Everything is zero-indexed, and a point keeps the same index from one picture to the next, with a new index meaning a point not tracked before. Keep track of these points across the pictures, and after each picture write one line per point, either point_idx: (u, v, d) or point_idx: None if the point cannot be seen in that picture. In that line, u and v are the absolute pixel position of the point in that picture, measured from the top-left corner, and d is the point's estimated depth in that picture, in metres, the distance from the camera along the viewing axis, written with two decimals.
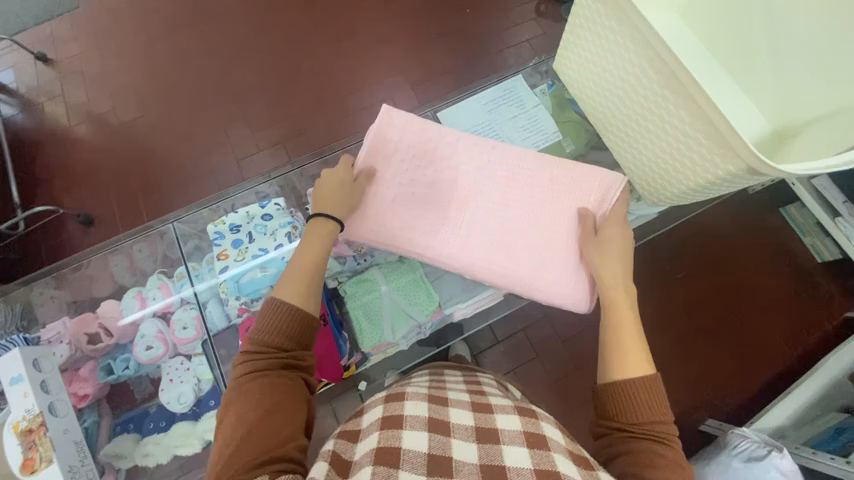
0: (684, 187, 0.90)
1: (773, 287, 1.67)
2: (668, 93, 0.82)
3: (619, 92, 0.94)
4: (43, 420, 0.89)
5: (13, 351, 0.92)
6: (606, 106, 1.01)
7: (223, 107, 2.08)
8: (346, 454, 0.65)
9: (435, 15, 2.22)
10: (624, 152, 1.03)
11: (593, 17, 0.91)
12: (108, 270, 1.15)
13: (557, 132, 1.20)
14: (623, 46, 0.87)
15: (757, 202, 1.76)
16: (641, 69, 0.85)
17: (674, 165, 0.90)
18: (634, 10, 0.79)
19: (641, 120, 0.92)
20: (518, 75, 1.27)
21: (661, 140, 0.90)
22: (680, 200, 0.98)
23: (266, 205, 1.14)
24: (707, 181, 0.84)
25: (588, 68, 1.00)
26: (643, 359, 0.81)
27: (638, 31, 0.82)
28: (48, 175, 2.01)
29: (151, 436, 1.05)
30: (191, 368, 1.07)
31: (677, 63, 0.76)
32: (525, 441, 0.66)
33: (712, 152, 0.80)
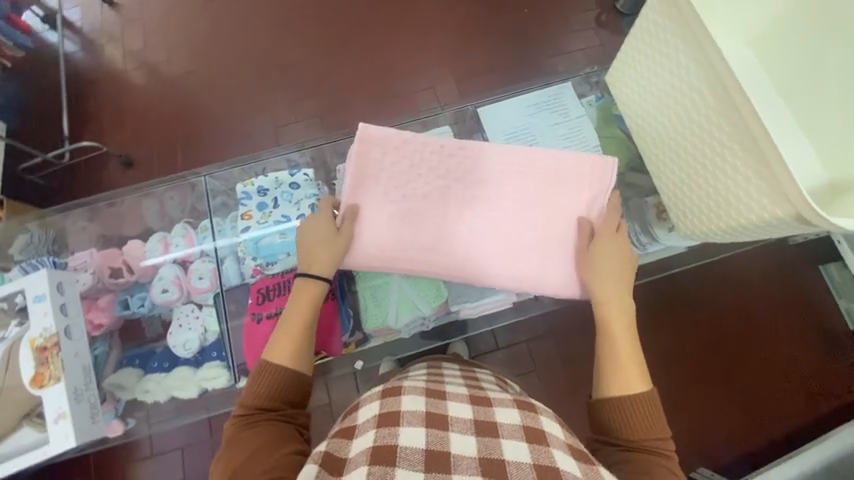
0: (722, 225, 0.86)
1: (795, 346, 1.59)
2: (723, 124, 0.78)
3: (670, 116, 0.90)
4: (57, 341, 0.93)
5: (41, 271, 0.96)
6: (651, 129, 0.97)
7: (269, 72, 2.12)
8: (341, 453, 0.67)
9: (492, 10, 2.18)
10: (662, 179, 0.99)
11: (657, 34, 0.88)
12: (138, 211, 1.19)
13: (598, 147, 1.15)
14: (685, 68, 0.83)
15: (795, 254, 1.66)
16: (700, 95, 0.81)
17: (714, 200, 0.86)
18: (705, 32, 0.76)
19: (689, 148, 0.88)
20: (568, 82, 1.23)
21: (706, 173, 0.86)
22: (714, 239, 0.94)
23: (295, 174, 1.15)
24: (748, 222, 0.80)
25: (641, 87, 0.97)
26: (638, 373, 0.84)
27: (705, 55, 0.78)
28: (98, 113, 2.10)
29: (153, 375, 1.09)
30: (200, 318, 1.10)
31: (741, 94, 0.72)
32: (524, 436, 0.68)
33: (760, 193, 0.76)
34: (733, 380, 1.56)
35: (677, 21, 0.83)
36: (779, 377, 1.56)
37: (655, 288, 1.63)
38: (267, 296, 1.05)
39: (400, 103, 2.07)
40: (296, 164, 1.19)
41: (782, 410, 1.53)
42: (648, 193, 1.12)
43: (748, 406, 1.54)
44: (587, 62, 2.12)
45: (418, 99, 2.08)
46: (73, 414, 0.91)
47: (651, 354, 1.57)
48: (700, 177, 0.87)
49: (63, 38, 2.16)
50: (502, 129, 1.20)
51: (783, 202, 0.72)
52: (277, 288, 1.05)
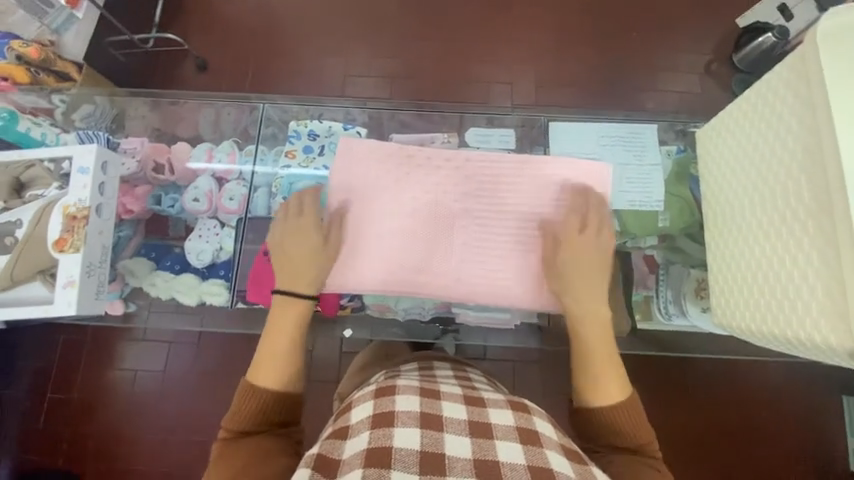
0: (766, 327, 0.79)
1: (784, 466, 1.49)
2: (810, 227, 0.71)
3: (753, 196, 0.82)
4: (87, 215, 0.98)
5: (92, 146, 1.00)
6: (725, 205, 0.89)
7: (356, 19, 2.09)
8: (334, 454, 0.66)
9: (599, 22, 2.05)
10: (718, 259, 0.91)
11: (774, 106, 0.79)
12: (195, 117, 1.21)
13: (660, 202, 1.05)
14: (790, 152, 0.75)
15: (824, 375, 1.54)
16: (795, 186, 0.73)
17: (767, 301, 0.79)
18: (830, 123, 0.67)
19: (760, 238, 0.80)
20: (654, 124, 1.15)
21: (767, 268, 0.78)
22: (750, 339, 0.87)
23: (348, 129, 1.15)
24: (795, 334, 0.73)
25: (732, 156, 0.88)
26: (617, 379, 0.80)
27: (820, 148, 0.70)
28: (188, 11, 2.15)
29: (162, 272, 1.14)
30: (219, 235, 1.13)
31: (843, 202, 0.64)
32: (518, 436, 0.68)
33: (820, 310, 0.69)
34: (704, 475, 1.49)
35: (803, 101, 0.74)
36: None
37: (662, 357, 1.55)
38: None
39: (472, 89, 2.01)
40: (353, 120, 1.18)
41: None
42: (696, 264, 1.05)
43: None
44: (677, 107, 1.98)
45: (491, 91, 2.01)
46: (81, 286, 0.96)
47: None
48: (760, 272, 0.80)
49: None
50: (567, 150, 1.12)
51: (844, 331, 0.65)
52: None
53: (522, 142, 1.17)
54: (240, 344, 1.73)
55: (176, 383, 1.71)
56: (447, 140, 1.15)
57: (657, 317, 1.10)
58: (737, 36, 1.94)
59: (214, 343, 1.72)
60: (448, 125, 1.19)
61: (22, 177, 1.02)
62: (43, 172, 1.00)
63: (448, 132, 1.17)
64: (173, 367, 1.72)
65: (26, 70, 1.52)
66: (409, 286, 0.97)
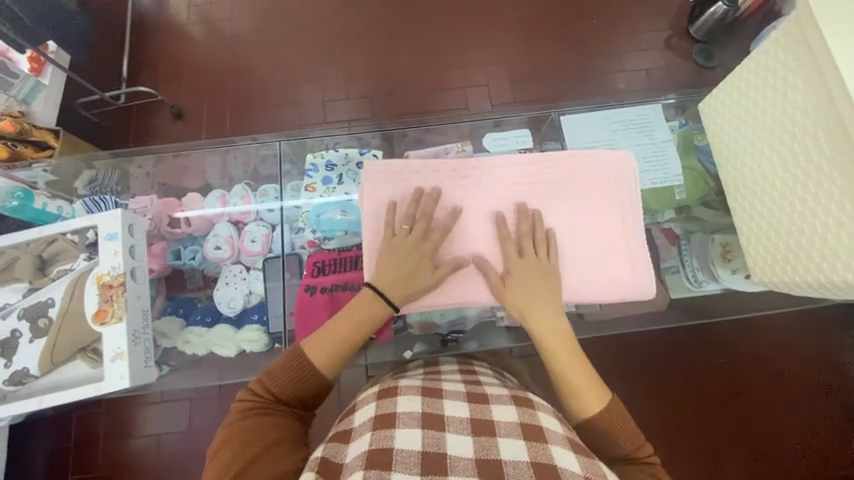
0: (809, 278, 0.83)
1: (813, 409, 1.53)
2: (837, 176, 0.75)
3: (772, 158, 0.86)
4: (123, 281, 0.95)
5: (116, 210, 0.97)
6: (744, 170, 0.93)
7: (328, 46, 2.11)
8: (337, 457, 0.69)
9: (562, 15, 2.13)
10: (745, 222, 0.95)
11: (775, 71, 0.84)
12: (202, 165, 1.20)
13: (678, 177, 1.09)
14: (803, 111, 0.79)
15: (832, 315, 1.60)
16: (815, 142, 0.78)
17: (803, 253, 0.83)
18: (838, 78, 0.72)
19: (784, 195, 0.84)
20: (659, 104, 1.19)
21: (800, 222, 0.82)
22: (792, 289, 0.91)
23: (365, 154, 1.16)
24: (842, 280, 0.77)
25: (741, 122, 0.92)
26: (595, 386, 0.80)
27: (833, 104, 0.74)
28: (156, 62, 2.13)
29: (195, 327, 1.11)
30: (247, 279, 1.12)
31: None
32: (521, 434, 0.69)
33: None
34: (740, 435, 1.52)
35: (804, 62, 0.78)
36: (790, 437, 1.51)
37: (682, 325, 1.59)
38: (323, 270, 1.05)
39: (451, 96, 2.05)
40: (367, 144, 1.19)
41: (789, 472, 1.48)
42: (715, 227, 1.09)
43: (750, 460, 1.50)
44: (647, 84, 2.07)
45: (470, 95, 2.05)
46: (130, 356, 0.93)
47: (664, 391, 1.54)
48: (790, 226, 0.84)
49: None
50: (579, 140, 1.16)
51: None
52: (333, 264, 1.05)
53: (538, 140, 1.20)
54: None
55: (204, 440, 1.65)
56: (460, 149, 1.17)
57: (686, 286, 1.12)
58: (692, 9, 2.04)
59: (236, 393, 1.67)
60: (456, 135, 1.20)
61: (45, 253, 1.00)
62: (67, 245, 0.98)
63: (460, 141, 1.18)
64: (199, 423, 1.66)
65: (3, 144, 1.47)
66: (455, 297, 0.94)
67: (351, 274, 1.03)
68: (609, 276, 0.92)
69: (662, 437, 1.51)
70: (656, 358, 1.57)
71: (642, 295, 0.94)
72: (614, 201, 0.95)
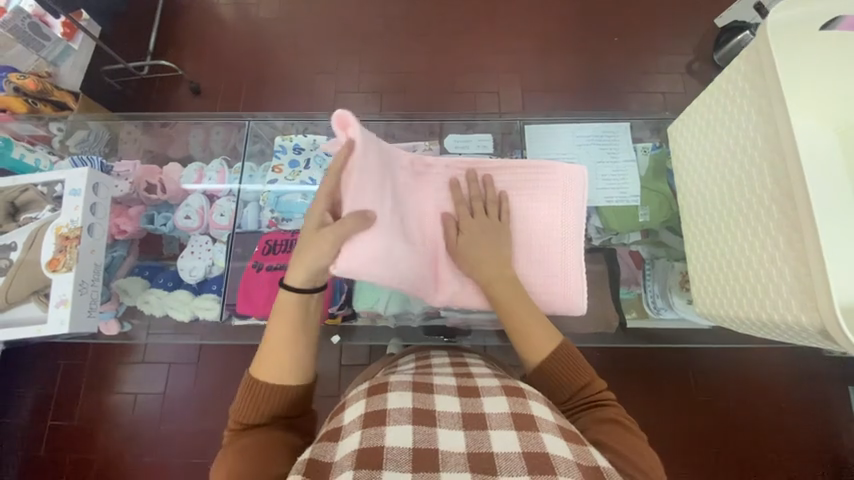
0: (749, 314, 0.79)
1: (794, 460, 1.47)
2: (775, 211, 0.73)
3: (725, 186, 0.84)
4: (78, 235, 1.01)
5: (82, 168, 1.04)
6: (699, 197, 0.92)
7: (348, 37, 2.15)
8: (325, 457, 0.67)
9: (583, 29, 2.10)
10: (694, 252, 0.95)
11: (733, 96, 0.82)
12: (185, 137, 1.26)
13: (637, 197, 1.08)
14: (752, 138, 0.78)
15: (825, 365, 1.53)
16: (758, 171, 0.76)
17: (742, 287, 0.81)
18: (785, 112, 0.70)
19: (731, 224, 0.82)
20: (628, 123, 1.18)
21: (742, 253, 0.80)
22: (733, 326, 0.88)
23: (332, 142, 1.20)
24: (770, 318, 0.75)
25: (702, 147, 0.91)
26: (545, 332, 0.82)
27: (777, 134, 0.72)
28: (183, 37, 2.21)
29: (156, 289, 1.16)
30: (211, 251, 1.16)
31: (801, 186, 0.67)
32: (512, 424, 0.69)
33: (790, 292, 0.70)
34: (710, 472, 1.47)
35: (758, 91, 0.76)
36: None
37: (663, 353, 1.56)
38: (274, 249, 1.10)
39: (463, 98, 2.05)
40: (337, 132, 1.23)
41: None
42: (673, 256, 1.09)
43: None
44: (663, 107, 2.02)
45: (481, 100, 2.05)
46: (73, 303, 0.98)
47: (635, 416, 1.51)
48: (734, 256, 0.82)
49: None
50: (542, 152, 1.15)
51: (812, 308, 0.67)
52: (285, 244, 1.10)
53: (501, 145, 1.21)
54: (237, 362, 1.71)
55: (177, 405, 1.70)
56: (427, 148, 1.19)
57: (647, 312, 1.11)
58: (718, 35, 1.98)
59: (216, 360, 1.72)
60: (426, 133, 1.22)
61: (16, 201, 1.06)
62: (36, 196, 1.04)
63: (429, 140, 1.21)
64: (173, 388, 1.72)
65: (23, 99, 1.56)
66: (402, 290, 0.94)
67: None
68: (544, 286, 0.93)
69: None
70: (629, 386, 1.53)
71: (570, 311, 0.95)
72: (564, 213, 0.96)
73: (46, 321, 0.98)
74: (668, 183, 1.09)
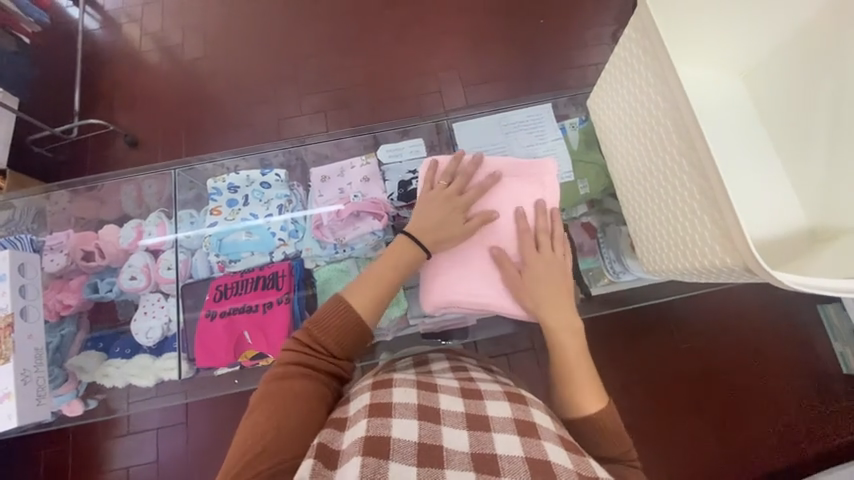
0: (685, 266, 0.83)
1: (787, 386, 1.53)
2: (685, 165, 0.76)
3: (641, 149, 0.88)
4: (10, 322, 0.99)
5: (4, 252, 1.03)
6: (623, 162, 0.96)
7: (281, 63, 2.13)
8: (333, 443, 0.67)
9: (508, 16, 2.14)
10: (631, 216, 0.98)
11: (632, 63, 0.86)
12: (117, 196, 1.21)
13: (571, 173, 1.13)
14: (654, 100, 0.81)
15: (791, 293, 1.62)
16: (666, 129, 0.79)
17: (676, 242, 0.84)
18: (673, 69, 0.75)
19: (654, 183, 0.86)
20: (551, 102, 1.24)
21: (668, 210, 0.84)
22: (678, 278, 0.92)
23: (267, 174, 1.18)
24: (703, 266, 0.79)
25: (617, 116, 0.95)
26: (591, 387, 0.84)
27: (672, 91, 0.76)
28: (109, 90, 2.13)
29: (114, 359, 1.13)
30: (165, 307, 1.13)
31: (699, 134, 0.71)
32: (515, 429, 0.70)
33: (714, 239, 0.74)
34: (712, 415, 1.52)
35: (652, 55, 0.80)
36: (766, 416, 1.51)
37: (643, 313, 1.60)
38: (224, 294, 1.09)
39: (407, 103, 2.05)
40: (270, 164, 1.21)
41: (764, 451, 1.48)
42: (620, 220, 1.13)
43: (726, 442, 1.50)
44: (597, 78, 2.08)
45: (424, 101, 2.06)
46: (18, 394, 0.97)
47: (630, 378, 1.55)
48: (663, 213, 0.85)
49: (85, 14, 2.21)
50: (476, 147, 1.19)
51: (734, 251, 0.71)
52: (235, 287, 1.09)
53: (437, 146, 1.22)
54: (228, 412, 1.64)
55: (173, 470, 1.61)
56: (365, 163, 1.18)
57: (605, 279, 1.14)
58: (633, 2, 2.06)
59: (206, 416, 1.65)
60: (361, 148, 1.21)
61: None
62: None
63: (364, 154, 1.20)
64: (166, 453, 1.63)
65: None
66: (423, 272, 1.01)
67: (251, 296, 1.08)
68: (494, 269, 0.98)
69: (630, 424, 1.51)
70: (620, 349, 1.57)
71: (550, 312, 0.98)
72: (535, 195, 1.02)
73: None
74: (600, 154, 1.14)
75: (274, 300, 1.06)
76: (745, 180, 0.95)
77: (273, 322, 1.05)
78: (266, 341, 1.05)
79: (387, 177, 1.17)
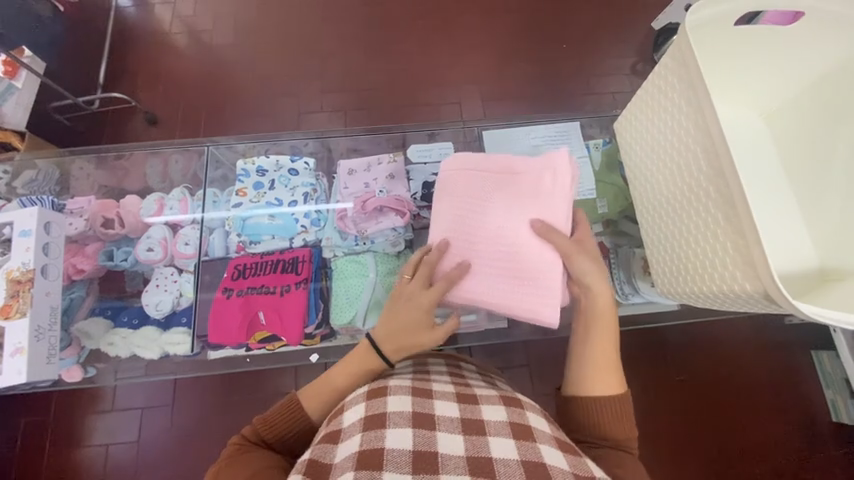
0: (703, 289, 0.85)
1: (776, 429, 1.54)
2: (712, 192, 0.79)
3: (666, 173, 0.91)
4: (32, 277, 0.99)
5: (34, 208, 1.03)
6: (646, 184, 0.99)
7: (306, 59, 2.16)
8: (325, 458, 0.69)
9: (533, 37, 2.19)
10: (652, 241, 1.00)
11: (665, 91, 0.89)
12: (142, 168, 1.24)
13: (592, 191, 1.17)
14: (685, 128, 0.85)
15: (787, 335, 1.63)
16: (694, 156, 0.83)
17: (695, 265, 0.86)
18: (707, 98, 0.78)
19: (678, 208, 0.89)
20: (578, 121, 1.27)
21: (689, 234, 0.86)
22: (693, 302, 0.94)
23: (296, 161, 1.21)
24: (720, 291, 0.81)
25: (645, 138, 0.98)
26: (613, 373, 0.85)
27: (705, 122, 0.80)
28: (135, 68, 2.16)
29: (120, 329, 1.13)
30: (178, 282, 1.14)
31: (729, 162, 0.74)
32: (511, 433, 0.71)
33: (734, 265, 0.77)
34: (702, 451, 1.52)
35: (685, 84, 0.84)
36: (755, 456, 1.51)
37: (641, 339, 1.61)
38: (243, 274, 1.11)
39: (426, 110, 2.08)
40: (299, 151, 1.24)
41: None
42: (638, 241, 1.15)
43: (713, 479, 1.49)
44: (613, 106, 2.13)
45: (444, 110, 2.09)
46: (30, 351, 0.96)
47: None
48: (684, 236, 0.88)
49: None
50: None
51: (755, 277, 0.73)
52: (254, 267, 1.11)
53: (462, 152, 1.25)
54: (218, 398, 1.62)
55: (153, 452, 1.58)
56: (392, 160, 1.20)
57: (616, 300, 1.15)
58: (655, 37, 2.12)
59: (193, 400, 1.62)
60: (388, 146, 1.24)
61: None
62: None
63: (392, 152, 1.22)
64: (148, 434, 1.60)
65: None
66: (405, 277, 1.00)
67: (268, 278, 1.10)
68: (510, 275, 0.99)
69: None
70: None
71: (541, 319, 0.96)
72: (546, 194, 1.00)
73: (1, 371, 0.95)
74: (620, 176, 1.18)
75: (291, 284, 1.08)
76: (763, 214, 0.97)
77: (286, 303, 1.07)
78: (279, 324, 1.06)
79: (412, 177, 1.19)
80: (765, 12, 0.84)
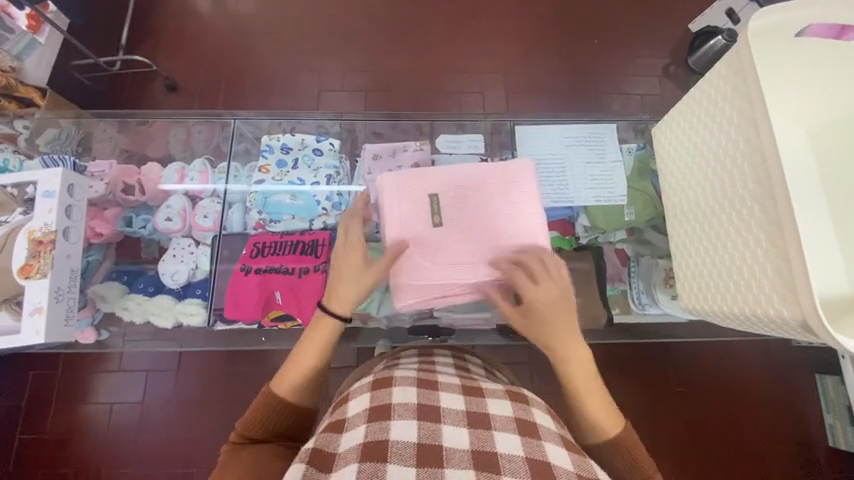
0: (733, 309, 0.85)
1: (770, 449, 1.54)
2: (757, 212, 0.78)
3: (708, 188, 0.90)
4: (53, 239, 0.99)
5: (58, 170, 1.02)
6: (683, 197, 0.97)
7: (330, 35, 2.11)
8: (329, 448, 0.68)
9: (565, 30, 2.12)
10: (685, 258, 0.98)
11: (716, 103, 0.87)
12: (165, 136, 1.23)
13: (623, 197, 1.15)
14: (734, 143, 0.83)
15: (794, 356, 1.61)
16: (741, 173, 0.81)
17: (728, 285, 0.86)
18: (764, 115, 0.75)
19: (717, 224, 0.87)
20: (615, 124, 1.24)
21: (726, 252, 0.85)
22: (718, 319, 0.93)
23: (321, 141, 1.20)
24: (753, 313, 0.80)
25: (687, 149, 0.96)
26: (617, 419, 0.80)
27: (759, 138, 0.77)
28: (157, 30, 2.12)
29: (135, 295, 1.14)
30: (195, 253, 1.14)
31: (782, 184, 0.72)
32: (516, 429, 0.70)
33: (773, 288, 0.76)
34: (695, 463, 1.53)
35: (739, 96, 0.82)
36: (748, 473, 1.52)
37: (646, 348, 1.60)
38: (261, 252, 1.11)
39: (448, 98, 2.04)
40: (325, 132, 1.23)
41: None
42: (662, 252, 1.14)
43: None
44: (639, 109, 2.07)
45: (466, 99, 2.04)
46: (49, 312, 0.96)
47: (621, 409, 1.55)
48: (719, 254, 0.87)
49: None
50: (529, 155, 1.20)
51: (793, 304, 0.72)
52: (273, 247, 1.11)
53: (491, 146, 1.24)
54: (221, 368, 1.64)
55: (156, 415, 1.61)
56: (418, 148, 1.19)
57: (633, 309, 1.16)
58: (691, 40, 2.04)
59: (197, 368, 1.65)
60: (416, 134, 1.24)
61: None
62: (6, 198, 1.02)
63: (418, 140, 1.21)
64: (152, 397, 1.63)
65: None
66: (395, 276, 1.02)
67: (288, 258, 1.09)
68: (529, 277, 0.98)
69: None
70: (617, 379, 1.57)
71: None
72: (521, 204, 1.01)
73: (20, 330, 0.96)
74: (650, 184, 1.15)
75: (310, 266, 1.08)
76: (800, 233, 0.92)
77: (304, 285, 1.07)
78: (295, 303, 1.07)
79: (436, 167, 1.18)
80: (810, 23, 0.85)
